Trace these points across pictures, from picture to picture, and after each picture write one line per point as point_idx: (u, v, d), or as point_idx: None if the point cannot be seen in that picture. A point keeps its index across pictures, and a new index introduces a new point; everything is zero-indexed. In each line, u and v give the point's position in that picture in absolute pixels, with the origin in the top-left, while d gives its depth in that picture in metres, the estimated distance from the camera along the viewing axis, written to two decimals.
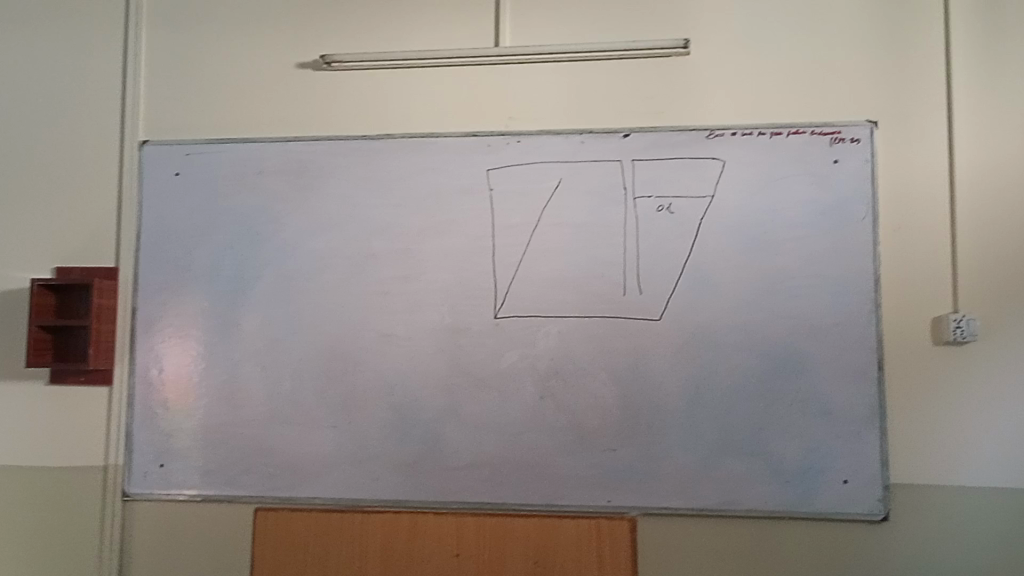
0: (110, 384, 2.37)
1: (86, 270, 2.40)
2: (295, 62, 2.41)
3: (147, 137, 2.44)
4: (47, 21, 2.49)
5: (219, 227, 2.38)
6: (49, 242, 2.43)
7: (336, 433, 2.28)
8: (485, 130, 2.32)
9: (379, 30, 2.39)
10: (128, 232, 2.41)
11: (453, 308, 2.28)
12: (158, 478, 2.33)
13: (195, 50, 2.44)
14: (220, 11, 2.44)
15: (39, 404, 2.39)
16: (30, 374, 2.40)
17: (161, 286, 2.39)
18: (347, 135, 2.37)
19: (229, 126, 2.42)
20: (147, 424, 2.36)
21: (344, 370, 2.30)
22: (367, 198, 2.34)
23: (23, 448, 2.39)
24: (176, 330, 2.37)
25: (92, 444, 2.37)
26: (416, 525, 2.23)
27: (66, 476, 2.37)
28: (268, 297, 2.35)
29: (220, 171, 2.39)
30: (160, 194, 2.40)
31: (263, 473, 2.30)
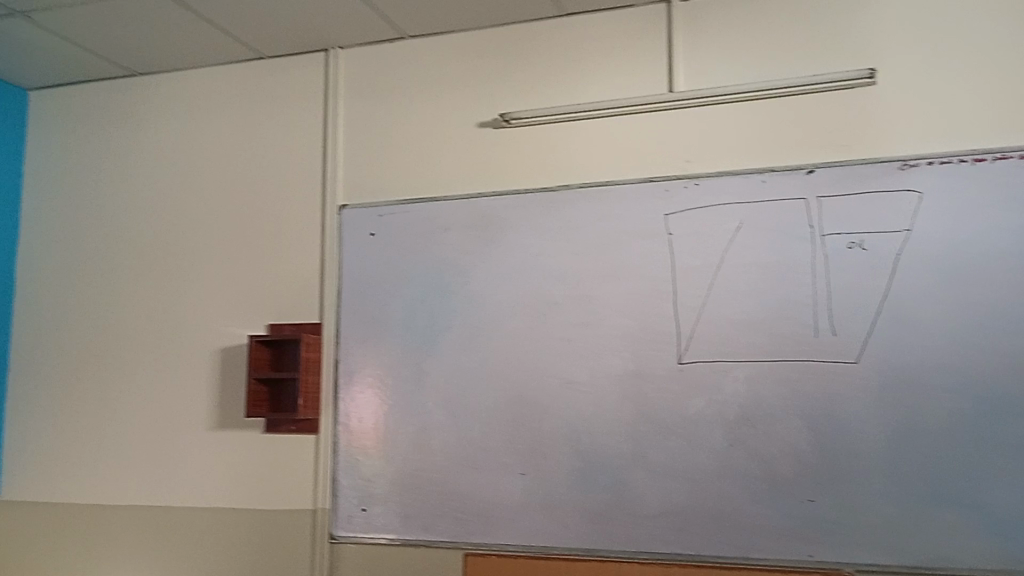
0: (317, 432, 2.55)
1: (295, 325, 2.61)
2: (476, 122, 2.53)
3: (345, 201, 2.63)
4: (258, 101, 2.76)
5: (410, 282, 2.52)
6: (263, 301, 2.67)
7: (525, 480, 2.33)
8: (662, 175, 2.33)
9: (555, 85, 2.47)
10: (330, 289, 2.60)
11: (636, 353, 2.28)
12: (362, 521, 2.47)
13: (386, 118, 2.63)
14: (407, 80, 2.62)
15: (256, 450, 2.60)
16: (248, 423, 2.62)
17: (360, 339, 2.55)
18: (527, 188, 2.45)
19: (418, 187, 2.57)
20: (350, 469, 2.50)
21: (530, 417, 2.35)
22: (548, 248, 2.40)
23: (242, 492, 2.60)
24: (374, 380, 2.52)
25: (303, 488, 2.54)
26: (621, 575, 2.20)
27: (279, 518, 2.55)
28: (457, 346, 2.45)
29: (410, 229, 2.54)
30: (358, 253, 2.58)
31: (457, 518, 2.37)
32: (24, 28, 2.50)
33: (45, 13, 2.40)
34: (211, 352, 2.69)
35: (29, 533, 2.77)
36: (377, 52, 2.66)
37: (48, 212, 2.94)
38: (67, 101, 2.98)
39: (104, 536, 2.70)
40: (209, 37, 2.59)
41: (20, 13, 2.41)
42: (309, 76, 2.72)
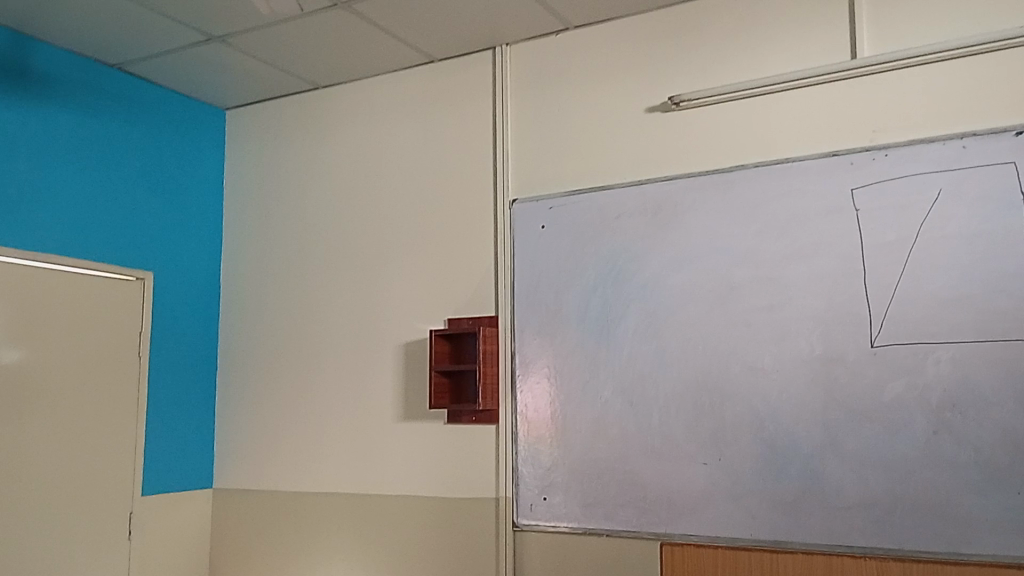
0: (498, 422, 2.60)
1: (473, 318, 2.68)
2: (645, 107, 2.50)
3: (517, 196, 2.68)
4: (431, 104, 2.86)
5: (584, 272, 2.53)
6: (442, 296, 2.76)
7: (709, 469, 2.27)
8: (847, 147, 2.21)
9: (727, 63, 2.40)
10: (505, 282, 2.64)
11: (825, 337, 2.17)
12: (544, 510, 2.49)
13: (554, 111, 2.65)
14: (574, 71, 2.63)
15: (441, 440, 2.69)
16: (432, 414, 2.71)
17: (536, 330, 2.58)
18: (701, 170, 2.39)
19: (588, 177, 2.57)
20: (531, 459, 2.53)
21: (712, 405, 2.29)
22: (724, 230, 2.33)
23: (429, 480, 2.69)
24: (551, 370, 2.54)
25: (486, 477, 2.60)
26: (834, 567, 2.08)
27: (465, 506, 2.62)
28: (633, 334, 2.43)
29: (582, 219, 2.54)
30: (531, 246, 2.62)
31: (640, 508, 2.35)
32: (222, 51, 2.72)
33: (240, 36, 2.60)
34: (395, 347, 2.81)
35: (238, 518, 3.01)
36: (543, 46, 2.69)
37: (246, 223, 3.19)
38: (259, 117, 3.21)
39: (307, 522, 2.88)
40: (383, 46, 2.72)
41: (218, 38, 2.62)
42: (477, 76, 2.79)
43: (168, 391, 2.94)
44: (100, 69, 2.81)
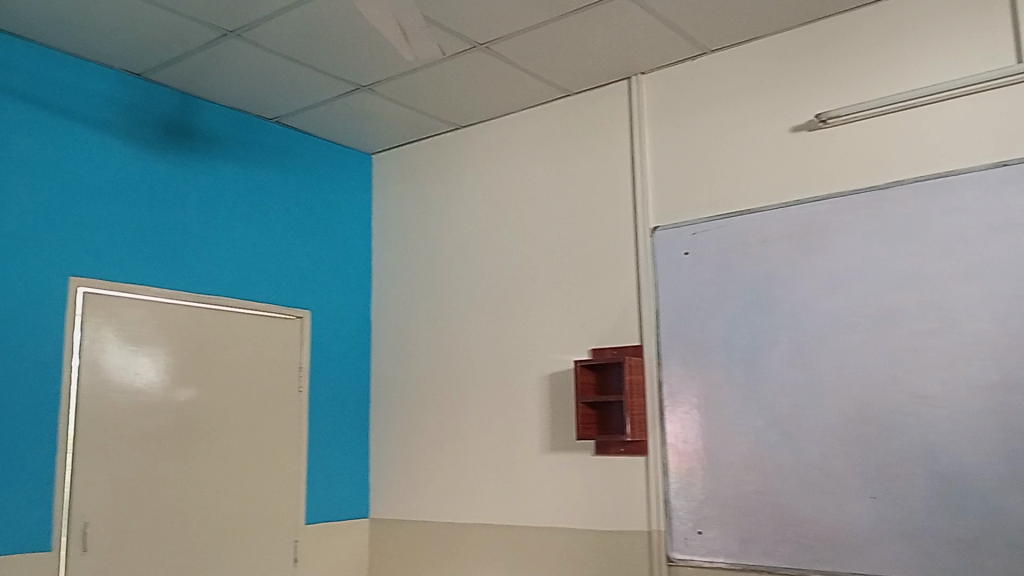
0: (647, 454, 2.56)
1: (618, 349, 2.66)
2: (790, 126, 2.43)
3: (657, 223, 2.65)
4: (567, 136, 2.89)
5: (730, 298, 2.46)
6: (585, 327, 2.76)
7: (876, 504, 2.14)
8: (1017, 157, 2.05)
9: (876, 76, 2.30)
10: (649, 312, 2.61)
11: (1000, 361, 2.01)
12: (699, 544, 2.42)
13: (692, 135, 2.62)
14: (713, 94, 2.59)
15: (589, 471, 2.67)
16: (580, 446, 2.70)
17: (682, 360, 2.53)
18: (853, 189, 2.29)
19: (731, 201, 2.51)
20: (683, 491, 2.48)
21: (877, 436, 2.16)
22: (881, 251, 2.21)
23: (579, 512, 2.68)
24: (700, 400, 2.48)
25: (638, 511, 2.56)
26: None
27: (617, 539, 2.59)
28: (786, 362, 2.34)
29: (726, 244, 2.49)
30: (674, 273, 2.58)
31: (801, 544, 2.24)
32: (369, 99, 2.85)
33: (385, 83, 2.73)
34: (539, 378, 2.83)
35: (392, 547, 3.10)
36: (680, 72, 2.67)
37: (393, 260, 3.31)
38: (402, 159, 3.34)
39: (458, 551, 2.93)
40: (520, 83, 2.77)
41: (365, 87, 2.75)
42: (613, 106, 2.79)
43: (326, 424, 3.08)
44: (259, 123, 3.01)
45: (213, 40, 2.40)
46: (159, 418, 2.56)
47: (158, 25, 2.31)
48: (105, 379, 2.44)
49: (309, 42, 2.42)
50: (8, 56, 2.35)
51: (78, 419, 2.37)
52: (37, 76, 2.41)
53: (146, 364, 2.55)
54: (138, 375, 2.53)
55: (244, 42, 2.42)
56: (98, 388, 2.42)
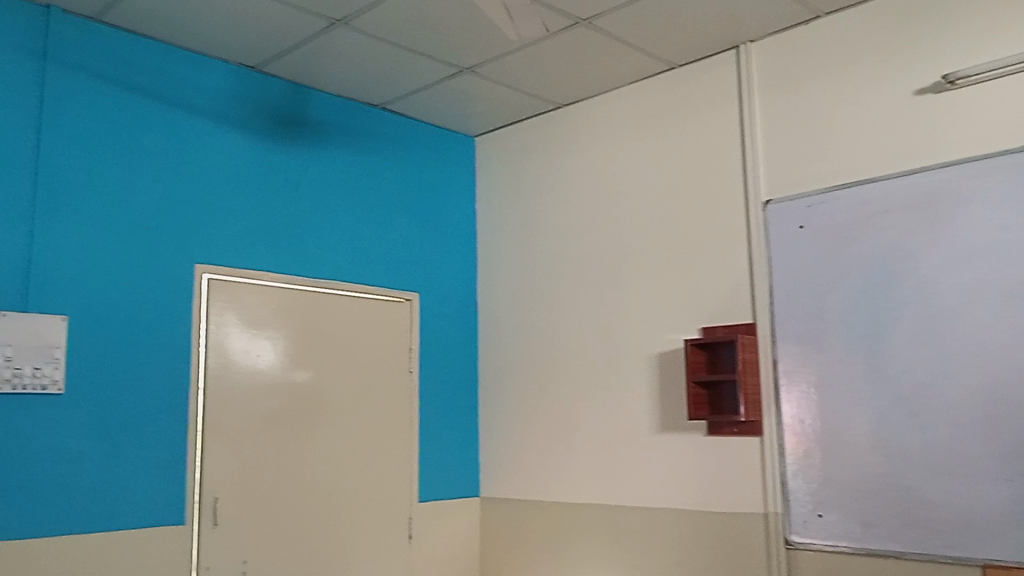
0: (761, 435, 2.48)
1: (729, 327, 2.60)
2: (913, 90, 2.29)
3: (770, 197, 2.56)
4: (673, 111, 2.83)
5: (849, 272, 2.36)
6: (695, 305, 2.70)
7: (1013, 488, 2.01)
8: None
9: (1010, 30, 2.14)
10: (762, 288, 2.53)
11: None
12: (819, 528, 2.34)
13: (806, 104, 2.51)
14: (828, 59, 2.48)
15: (701, 452, 2.62)
16: (692, 426, 2.65)
17: (798, 337, 2.44)
18: (985, 154, 2.15)
19: (849, 171, 2.40)
20: (801, 473, 2.40)
21: (1013, 415, 2.03)
22: (1017, 218, 2.07)
23: (692, 493, 2.63)
24: (818, 379, 2.39)
25: (753, 492, 2.49)
26: None
27: (731, 520, 2.53)
28: (911, 339, 2.22)
29: (844, 216, 2.38)
30: (788, 247, 2.49)
31: (930, 529, 2.13)
32: (472, 81, 2.86)
33: (487, 65, 2.73)
34: (648, 358, 2.79)
35: (502, 526, 3.13)
36: (792, 38, 2.56)
37: (497, 242, 3.32)
38: (504, 141, 3.34)
39: (568, 531, 2.93)
40: (624, 57, 2.72)
41: (468, 69, 2.77)
42: (721, 77, 2.71)
43: (436, 405, 3.13)
44: (365, 110, 3.07)
45: (321, 30, 2.46)
46: (279, 399, 2.66)
47: (270, 18, 2.38)
48: (230, 361, 2.55)
49: (412, 26, 2.44)
50: (132, 54, 2.47)
51: (206, 400, 2.48)
52: (159, 73, 2.52)
53: (266, 347, 2.65)
54: (259, 357, 2.63)
55: (351, 31, 2.47)
56: (223, 370, 2.54)
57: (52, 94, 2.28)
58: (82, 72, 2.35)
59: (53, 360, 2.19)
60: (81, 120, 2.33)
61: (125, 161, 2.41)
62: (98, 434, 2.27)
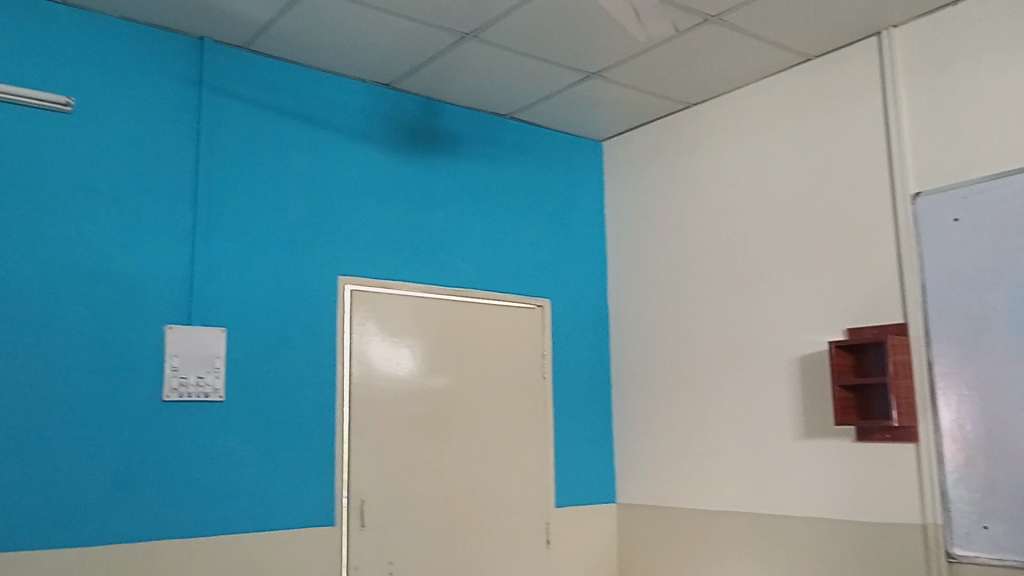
0: (917, 441, 2.35)
1: (877, 328, 2.47)
2: None
3: (919, 189, 2.42)
4: (810, 104, 2.72)
5: (1013, 266, 2.20)
6: (839, 305, 2.58)
7: None
8: None
9: None
10: (913, 285, 2.40)
11: None
12: (985, 540, 2.19)
13: (957, 88, 2.36)
14: (981, 39, 2.32)
15: (850, 459, 2.50)
16: (839, 432, 2.54)
17: (956, 337, 2.30)
18: None
19: (1009, 157, 2.24)
20: (962, 482, 2.25)
21: None
22: None
23: (841, 501, 2.52)
24: (979, 382, 2.24)
25: (908, 502, 2.36)
26: None
27: (884, 531, 2.41)
28: None
29: (1006, 206, 2.22)
30: (942, 242, 2.35)
31: None
32: (599, 86, 2.86)
33: (613, 68, 2.72)
34: (790, 360, 2.70)
35: (640, 532, 3.09)
36: (939, 19, 2.41)
37: (627, 246, 3.30)
38: (632, 144, 3.32)
39: (707, 538, 2.87)
40: (756, 52, 2.65)
41: (594, 74, 2.77)
42: (862, 66, 2.59)
43: (570, 410, 3.14)
44: (495, 120, 3.12)
45: (451, 44, 2.52)
46: (419, 405, 2.73)
47: (402, 36, 2.46)
48: (372, 369, 2.65)
49: (539, 34, 2.46)
50: (278, 78, 2.61)
51: (351, 406, 2.59)
52: (302, 95, 2.65)
53: (406, 354, 2.74)
54: (399, 365, 2.71)
55: (480, 43, 2.52)
56: (367, 377, 2.63)
57: (209, 121, 2.44)
58: (234, 98, 2.50)
59: (214, 369, 2.34)
60: (234, 143, 2.48)
61: (274, 180, 2.55)
62: (255, 438, 2.40)
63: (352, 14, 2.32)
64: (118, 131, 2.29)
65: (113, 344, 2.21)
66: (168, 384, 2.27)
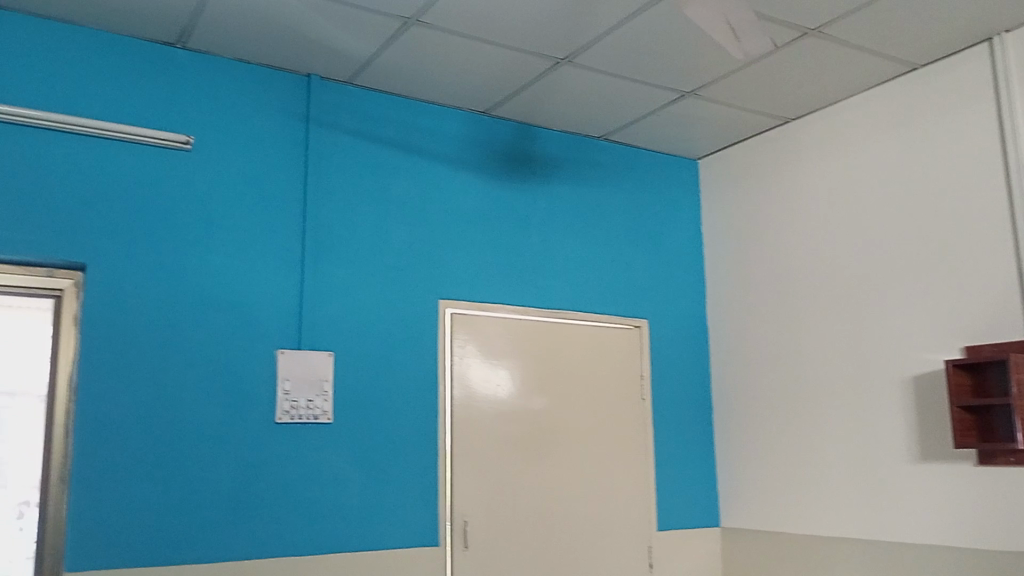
0: None
1: (997, 346, 2.35)
2: None
3: None
4: (917, 114, 2.63)
5: None
6: (955, 322, 2.47)
7: None
8: None
9: None
10: None
11: None
12: None
13: None
14: None
15: (971, 483, 2.38)
16: (958, 455, 2.43)
17: None
18: None
19: None
20: None
21: None
22: None
23: (962, 528, 2.40)
24: None
25: None
26: None
27: (1010, 560, 2.28)
28: None
29: None
30: None
31: None
32: (694, 104, 2.84)
33: (709, 86, 2.70)
34: (902, 380, 2.60)
35: (745, 558, 3.02)
36: None
37: (725, 265, 3.24)
38: (729, 162, 3.27)
39: (817, 565, 2.77)
40: (858, 63, 2.58)
41: (690, 93, 2.75)
42: (972, 73, 2.49)
43: (671, 431, 3.10)
44: (589, 142, 3.13)
45: (547, 69, 2.55)
46: (519, 426, 2.75)
47: (499, 64, 2.51)
48: (473, 390, 2.69)
49: (634, 55, 2.47)
50: (380, 110, 2.70)
51: (453, 428, 2.63)
52: (403, 125, 2.73)
53: (505, 376, 2.76)
54: (498, 386, 2.74)
55: (575, 67, 2.54)
56: (468, 398, 2.67)
57: (316, 153, 2.55)
58: (339, 130, 2.60)
59: (323, 393, 2.42)
60: (340, 174, 2.58)
61: (378, 208, 2.63)
62: (362, 460, 2.47)
63: (451, 45, 2.39)
64: (233, 166, 2.42)
65: (230, 369, 2.32)
66: (281, 407, 2.36)
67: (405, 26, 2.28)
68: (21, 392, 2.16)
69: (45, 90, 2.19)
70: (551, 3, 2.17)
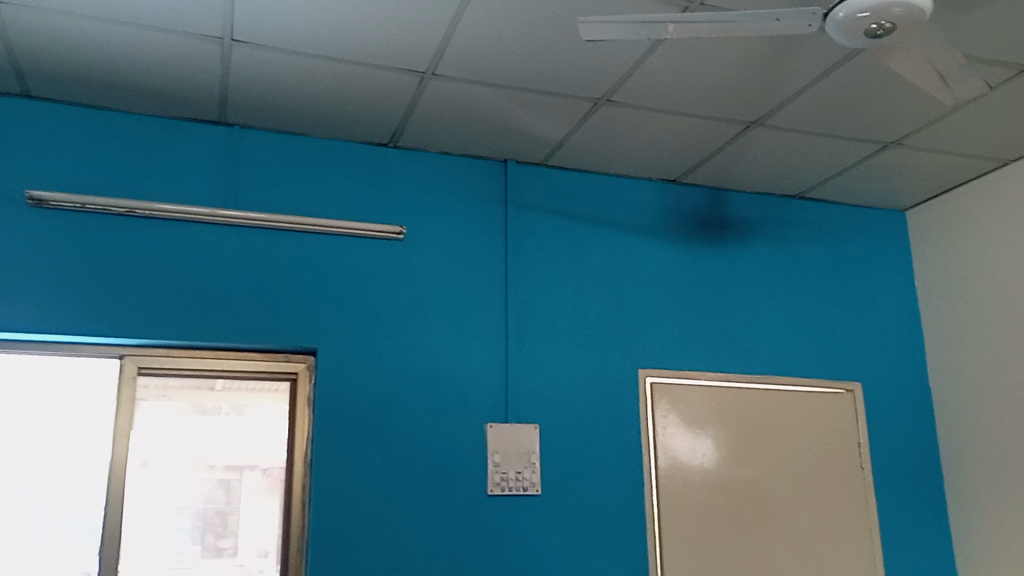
0: None
1: None
2: None
3: None
4: None
5: None
6: None
7: None
8: None
9: None
10: None
11: None
12: None
13: None
14: None
15: None
16: None
17: None
18: None
19: None
20: None
21: None
22: None
23: None
24: None
25: None
26: None
27: None
28: None
29: None
30: None
31: None
32: (896, 154, 2.72)
33: (914, 134, 2.58)
34: None
35: None
36: None
37: (944, 320, 3.02)
38: (940, 211, 3.08)
39: None
40: None
41: (891, 143, 2.64)
42: None
43: (894, 501, 2.87)
44: (785, 203, 3.06)
45: (738, 134, 2.54)
46: (728, 497, 2.67)
47: (688, 133, 2.54)
48: (678, 461, 2.64)
49: (830, 112, 2.41)
50: (574, 186, 2.79)
51: (660, 499, 2.59)
52: (596, 199, 2.81)
53: (711, 446, 2.70)
54: (704, 456, 2.68)
55: (767, 129, 2.52)
56: (673, 469, 2.63)
57: (515, 232, 2.66)
58: (535, 210, 2.71)
59: (530, 465, 2.47)
60: (538, 251, 2.68)
61: (574, 281, 2.70)
62: (571, 532, 2.48)
63: (641, 119, 2.44)
64: (439, 251, 2.58)
65: (443, 443, 2.43)
66: (492, 479, 2.43)
67: (596, 107, 2.37)
68: (248, 467, 2.37)
69: (281, 194, 2.47)
70: (740, 69, 2.17)
